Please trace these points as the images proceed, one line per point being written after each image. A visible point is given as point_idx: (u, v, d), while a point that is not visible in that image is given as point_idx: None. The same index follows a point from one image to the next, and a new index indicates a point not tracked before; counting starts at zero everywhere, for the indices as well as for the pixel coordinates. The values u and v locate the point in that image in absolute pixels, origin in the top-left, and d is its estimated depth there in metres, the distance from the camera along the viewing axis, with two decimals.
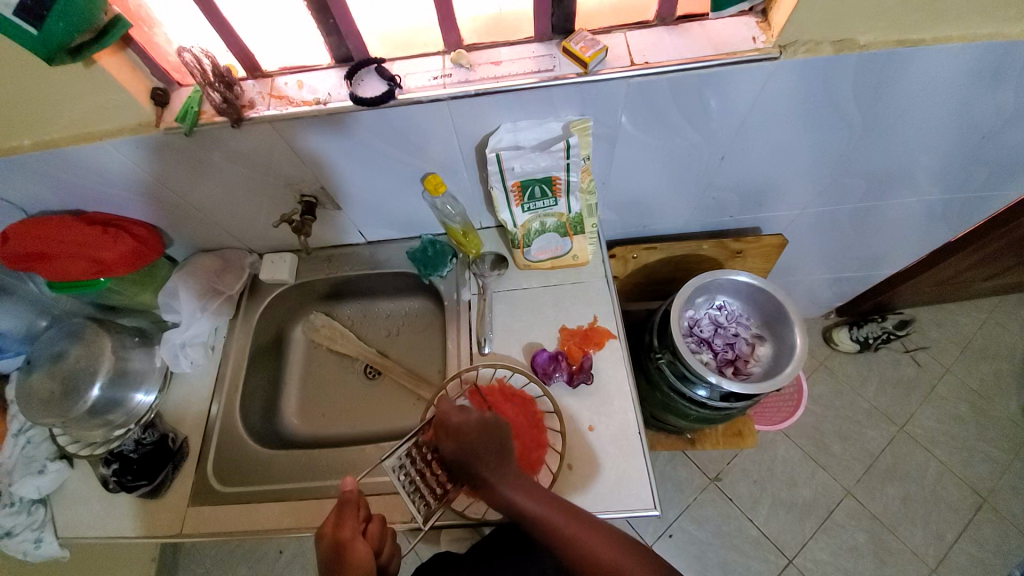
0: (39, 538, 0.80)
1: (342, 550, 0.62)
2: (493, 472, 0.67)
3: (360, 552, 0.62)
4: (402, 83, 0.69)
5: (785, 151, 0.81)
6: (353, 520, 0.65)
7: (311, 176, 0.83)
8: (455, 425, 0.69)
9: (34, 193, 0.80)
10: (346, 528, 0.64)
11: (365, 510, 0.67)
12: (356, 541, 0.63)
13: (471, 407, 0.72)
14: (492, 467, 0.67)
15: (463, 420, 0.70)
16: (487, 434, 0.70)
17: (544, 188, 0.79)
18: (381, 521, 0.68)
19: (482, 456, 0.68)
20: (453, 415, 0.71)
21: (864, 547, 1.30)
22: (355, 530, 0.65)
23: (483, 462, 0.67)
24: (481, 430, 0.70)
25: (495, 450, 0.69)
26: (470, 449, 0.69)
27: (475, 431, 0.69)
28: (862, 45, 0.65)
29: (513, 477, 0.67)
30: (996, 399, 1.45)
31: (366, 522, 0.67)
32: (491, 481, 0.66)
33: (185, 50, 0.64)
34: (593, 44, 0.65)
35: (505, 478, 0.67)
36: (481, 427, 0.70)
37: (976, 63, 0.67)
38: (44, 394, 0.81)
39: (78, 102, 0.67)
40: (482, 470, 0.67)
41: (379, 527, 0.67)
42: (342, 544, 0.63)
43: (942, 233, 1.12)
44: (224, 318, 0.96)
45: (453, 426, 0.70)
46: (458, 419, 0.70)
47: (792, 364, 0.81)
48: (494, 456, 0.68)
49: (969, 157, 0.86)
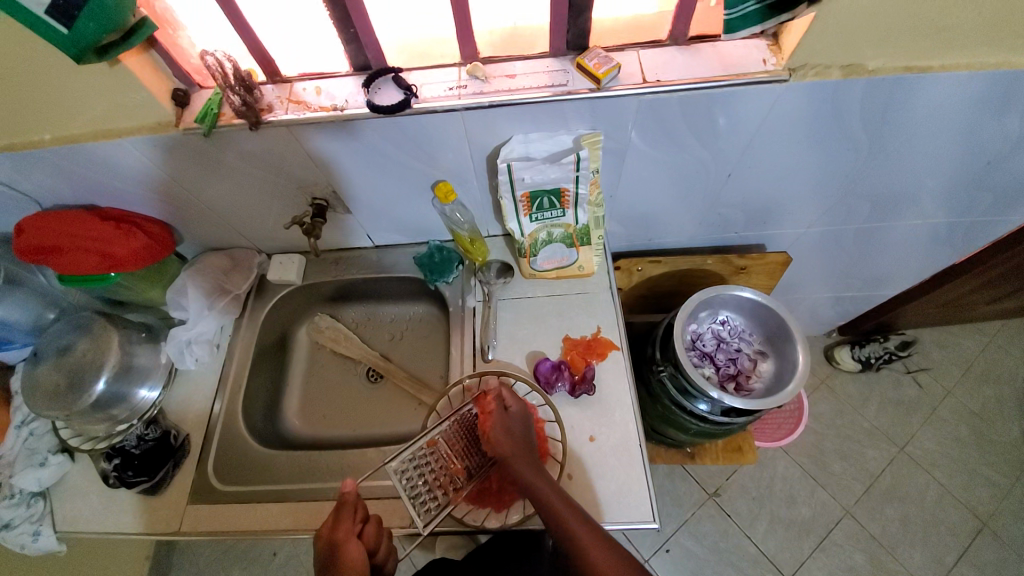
0: (37, 531, 0.81)
1: (336, 552, 0.63)
2: (525, 461, 0.71)
3: (352, 553, 0.62)
4: (418, 93, 0.70)
5: (792, 170, 0.82)
6: (350, 521, 0.66)
7: (324, 180, 0.84)
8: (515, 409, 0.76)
9: (49, 187, 0.81)
10: (341, 529, 0.65)
11: (363, 511, 0.68)
12: (349, 543, 0.63)
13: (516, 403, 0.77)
14: (524, 458, 0.71)
15: (510, 412, 0.76)
16: (526, 431, 0.75)
17: (552, 200, 0.80)
18: (377, 523, 0.68)
19: (518, 446, 0.73)
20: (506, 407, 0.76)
21: (861, 568, 1.29)
22: (350, 530, 0.65)
23: (516, 451, 0.72)
24: (524, 425, 0.76)
25: (530, 445, 0.74)
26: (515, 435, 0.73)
27: (517, 422, 0.75)
28: (870, 70, 0.66)
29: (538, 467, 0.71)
30: (996, 423, 1.45)
31: (363, 522, 0.67)
32: (519, 465, 0.70)
33: (207, 53, 0.66)
34: (606, 61, 0.66)
35: (533, 467, 0.70)
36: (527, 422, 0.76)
37: (982, 90, 0.69)
38: (48, 386, 0.82)
39: (99, 100, 0.69)
40: (516, 456, 0.71)
41: (375, 528, 0.67)
42: (337, 545, 0.63)
43: (945, 256, 1.12)
44: (231, 316, 0.98)
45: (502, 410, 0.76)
46: (506, 410, 0.76)
47: (794, 382, 0.82)
48: (527, 449, 0.73)
49: (973, 182, 0.87)
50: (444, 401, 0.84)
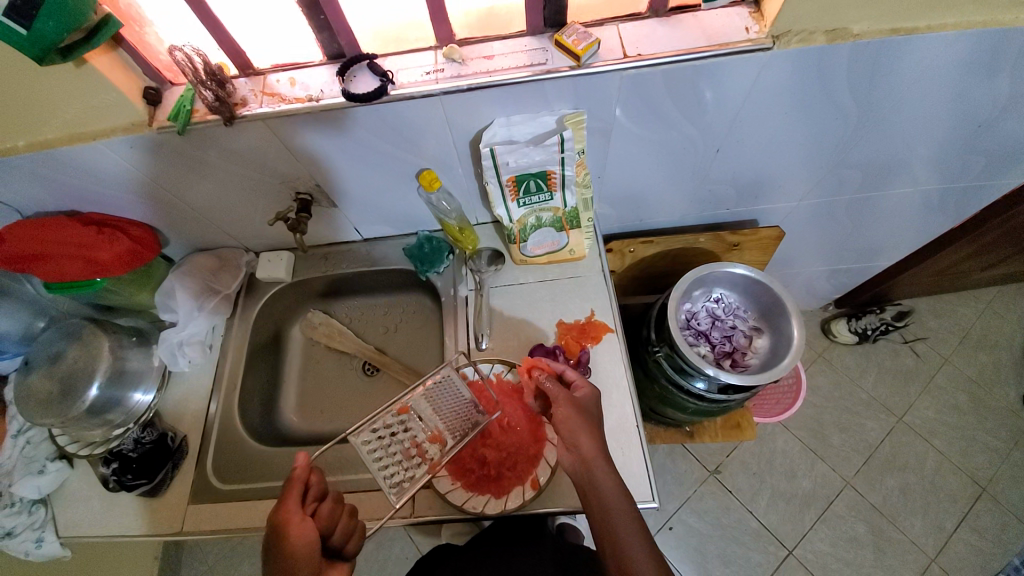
0: (40, 538, 0.81)
1: (280, 531, 0.58)
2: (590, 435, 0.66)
3: (296, 535, 0.58)
4: (395, 79, 0.69)
5: (781, 142, 0.81)
6: (298, 498, 0.60)
7: (306, 174, 0.83)
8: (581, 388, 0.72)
9: (27, 194, 0.80)
10: (285, 508, 0.59)
11: (316, 489, 0.62)
12: (292, 525, 0.58)
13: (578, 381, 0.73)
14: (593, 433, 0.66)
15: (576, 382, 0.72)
16: (591, 404, 0.70)
17: (539, 183, 0.79)
18: (334, 502, 0.63)
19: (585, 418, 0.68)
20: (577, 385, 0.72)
21: (863, 537, 1.30)
22: (296, 509, 0.59)
23: (582, 421, 0.67)
24: (591, 401, 0.70)
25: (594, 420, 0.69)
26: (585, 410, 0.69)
27: (585, 393, 0.71)
28: (856, 34, 0.64)
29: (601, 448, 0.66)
30: (995, 389, 1.45)
31: (316, 501, 0.62)
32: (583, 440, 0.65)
33: (176, 49, 0.64)
34: (585, 37, 0.65)
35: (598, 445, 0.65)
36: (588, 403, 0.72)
37: (972, 50, 0.67)
38: (41, 395, 0.81)
39: (70, 102, 0.67)
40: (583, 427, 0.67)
41: (331, 507, 0.62)
42: (280, 526, 0.58)
43: (939, 223, 1.11)
44: (222, 316, 0.96)
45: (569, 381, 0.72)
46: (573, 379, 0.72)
47: (789, 356, 0.81)
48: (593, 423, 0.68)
49: (963, 147, 0.86)
50: None
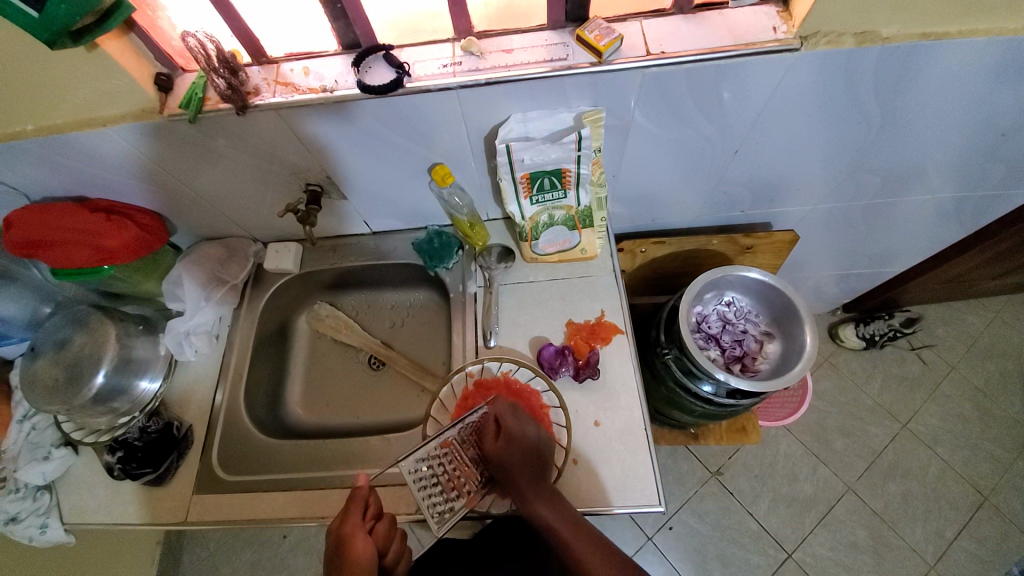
0: (45, 523, 0.81)
1: (343, 546, 0.62)
2: (529, 488, 0.66)
3: (359, 547, 0.61)
4: (410, 71, 0.67)
5: (800, 145, 0.79)
6: (359, 516, 0.65)
7: (317, 165, 0.82)
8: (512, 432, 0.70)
9: (36, 178, 0.79)
10: (349, 523, 0.64)
11: (374, 509, 0.67)
12: (356, 538, 0.62)
13: (514, 422, 0.71)
14: (532, 484, 0.67)
15: (517, 429, 0.71)
16: (532, 450, 0.70)
17: (554, 180, 0.77)
18: (389, 522, 0.67)
19: (526, 469, 0.68)
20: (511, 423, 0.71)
21: (863, 542, 1.30)
22: (359, 525, 0.64)
23: (523, 476, 0.67)
24: (531, 448, 0.70)
25: (537, 464, 0.69)
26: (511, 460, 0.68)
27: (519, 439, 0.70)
28: (886, 37, 0.63)
29: (550, 493, 0.67)
30: (1001, 399, 1.44)
31: (374, 519, 0.66)
32: (528, 495, 0.66)
33: (188, 35, 0.63)
34: (608, 33, 0.63)
35: (544, 498, 0.66)
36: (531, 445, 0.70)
37: (1002, 58, 0.65)
38: (47, 381, 0.81)
39: (80, 87, 0.66)
40: (525, 483, 0.67)
41: (387, 527, 0.66)
42: (344, 539, 0.62)
43: (954, 231, 1.10)
44: (228, 306, 0.96)
45: (506, 430, 0.71)
46: (513, 426, 0.71)
47: (801, 363, 0.80)
48: (538, 472, 0.68)
49: (986, 155, 0.84)
50: (436, 404, 0.81)
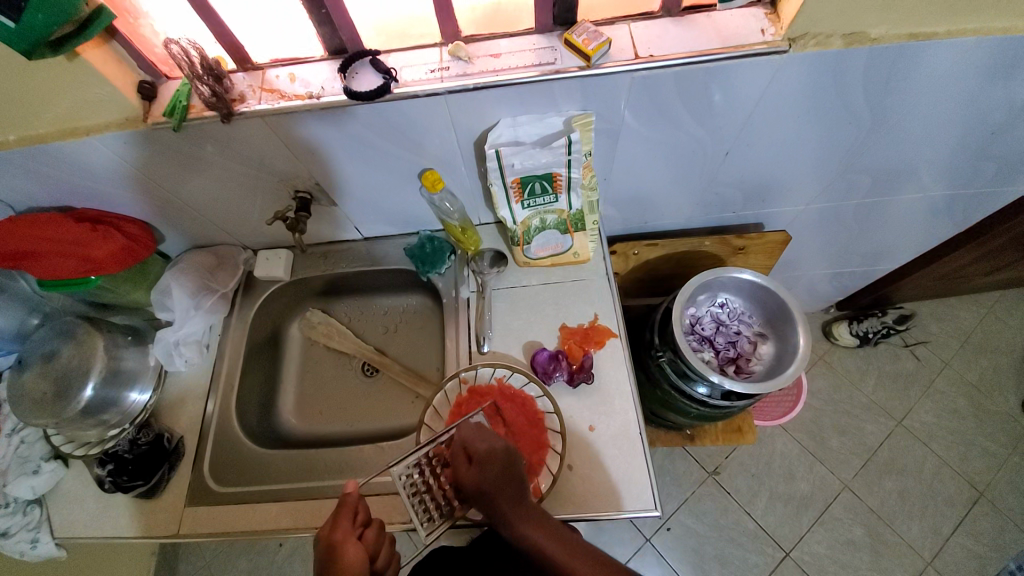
0: (35, 539, 0.79)
1: (333, 553, 0.61)
2: (510, 507, 0.64)
3: (351, 553, 0.61)
4: (398, 76, 0.67)
5: (791, 146, 0.79)
6: (349, 522, 0.64)
7: (306, 172, 0.81)
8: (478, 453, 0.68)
9: (20, 189, 0.78)
10: (339, 530, 0.63)
11: (363, 515, 0.66)
12: (347, 545, 0.62)
13: (479, 441, 0.69)
14: (511, 504, 0.64)
15: (487, 452, 0.68)
16: (506, 470, 0.67)
17: (545, 185, 0.77)
18: (379, 528, 0.66)
19: (503, 491, 0.65)
20: (478, 440, 0.70)
21: (860, 540, 1.30)
22: (349, 531, 0.64)
23: (503, 498, 0.64)
24: (502, 464, 0.67)
25: (514, 484, 0.66)
26: (484, 486, 0.65)
27: (492, 457, 0.67)
28: (874, 38, 0.63)
29: (533, 513, 0.64)
30: (994, 393, 1.45)
31: (363, 526, 0.66)
32: (510, 517, 0.63)
33: (171, 42, 0.62)
34: (596, 36, 0.63)
35: (527, 518, 0.63)
36: (502, 468, 0.67)
37: (989, 57, 0.65)
38: (36, 394, 0.80)
39: (62, 97, 0.65)
40: (504, 504, 0.64)
41: (376, 533, 0.66)
42: (335, 546, 0.62)
43: (945, 228, 1.10)
44: (219, 315, 0.95)
45: (476, 455, 0.68)
46: (483, 449, 0.69)
47: (794, 365, 0.80)
48: (517, 492, 0.66)
49: (976, 153, 0.84)
50: (430, 411, 0.81)
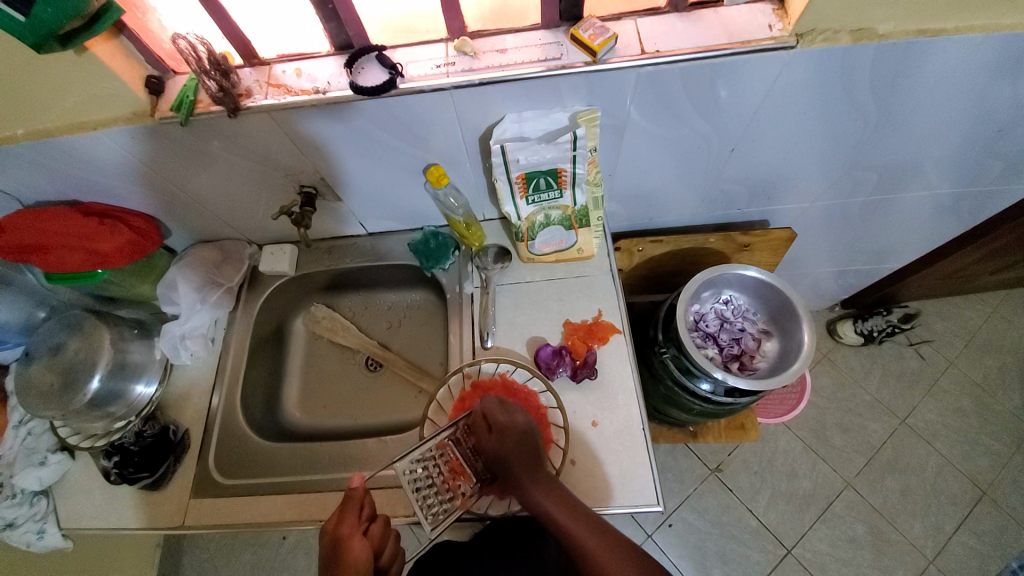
0: (42, 529, 0.80)
1: (339, 548, 0.62)
2: (527, 474, 0.67)
3: (357, 549, 0.62)
4: (404, 72, 0.67)
5: (797, 143, 0.79)
6: (355, 517, 0.65)
7: (312, 167, 0.81)
8: (499, 423, 0.70)
9: (28, 182, 0.78)
10: (345, 526, 0.64)
11: (369, 509, 0.67)
12: (353, 540, 0.62)
13: (502, 415, 0.71)
14: (528, 471, 0.67)
15: (506, 424, 0.70)
16: (525, 441, 0.70)
17: (550, 180, 0.77)
18: (384, 523, 0.66)
19: (521, 460, 0.68)
20: (498, 414, 0.71)
21: (862, 538, 1.30)
22: (355, 527, 0.64)
23: (521, 466, 0.67)
24: (523, 435, 0.70)
25: (533, 453, 0.69)
26: (504, 455, 0.68)
27: (514, 429, 0.70)
28: (881, 34, 0.62)
29: (550, 483, 0.67)
30: (998, 393, 1.45)
31: (369, 521, 0.66)
32: (526, 484, 0.66)
33: (179, 37, 0.62)
34: (602, 31, 0.63)
35: (544, 487, 0.66)
36: (521, 437, 0.70)
37: (998, 54, 0.65)
38: (43, 385, 0.80)
39: (70, 91, 0.65)
40: (522, 472, 0.67)
41: (382, 528, 0.66)
42: (341, 541, 0.62)
43: (951, 227, 1.10)
44: (224, 309, 0.95)
45: (496, 424, 0.70)
46: (502, 421, 0.70)
47: (799, 361, 0.80)
48: (533, 461, 0.68)
49: (983, 151, 0.84)
50: (433, 406, 0.81)
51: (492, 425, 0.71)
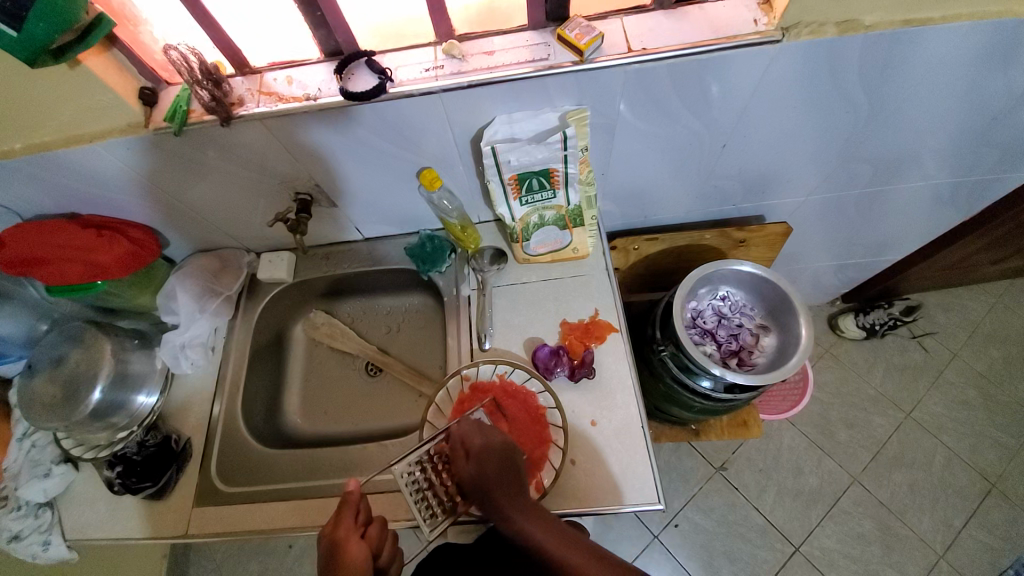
0: (47, 541, 0.81)
1: (336, 550, 0.62)
2: (506, 501, 0.63)
3: (354, 550, 0.62)
4: (393, 76, 0.67)
5: (788, 136, 0.79)
6: (352, 519, 0.65)
7: (306, 174, 0.82)
8: (476, 447, 0.68)
9: (27, 196, 0.79)
10: (342, 527, 0.64)
11: (366, 513, 0.67)
12: (351, 542, 0.62)
13: (478, 438, 0.69)
14: (507, 496, 0.63)
15: (483, 446, 0.68)
16: (504, 464, 0.67)
17: (542, 181, 0.77)
18: (382, 525, 0.67)
19: (500, 482, 0.65)
20: (475, 437, 0.69)
21: (870, 534, 1.29)
22: (352, 528, 0.64)
23: (499, 491, 0.64)
24: (501, 457, 0.67)
25: (512, 477, 0.66)
26: (481, 480, 0.65)
27: (492, 449, 0.68)
28: (868, 25, 0.62)
29: (531, 507, 0.63)
30: (1004, 384, 1.43)
31: (366, 524, 0.66)
32: (506, 511, 0.62)
33: (170, 48, 0.63)
34: (589, 31, 0.63)
35: (523, 508, 0.63)
36: (500, 460, 0.67)
37: (986, 41, 0.65)
38: (45, 398, 0.81)
39: (66, 104, 0.66)
40: (500, 495, 0.63)
41: (379, 530, 0.66)
42: (338, 543, 0.63)
43: (949, 217, 1.09)
44: (224, 317, 0.96)
45: (474, 449, 0.68)
46: (479, 444, 0.68)
47: (797, 355, 0.80)
48: (512, 484, 0.65)
49: (977, 140, 0.84)
50: (432, 408, 0.82)
51: (469, 448, 0.68)
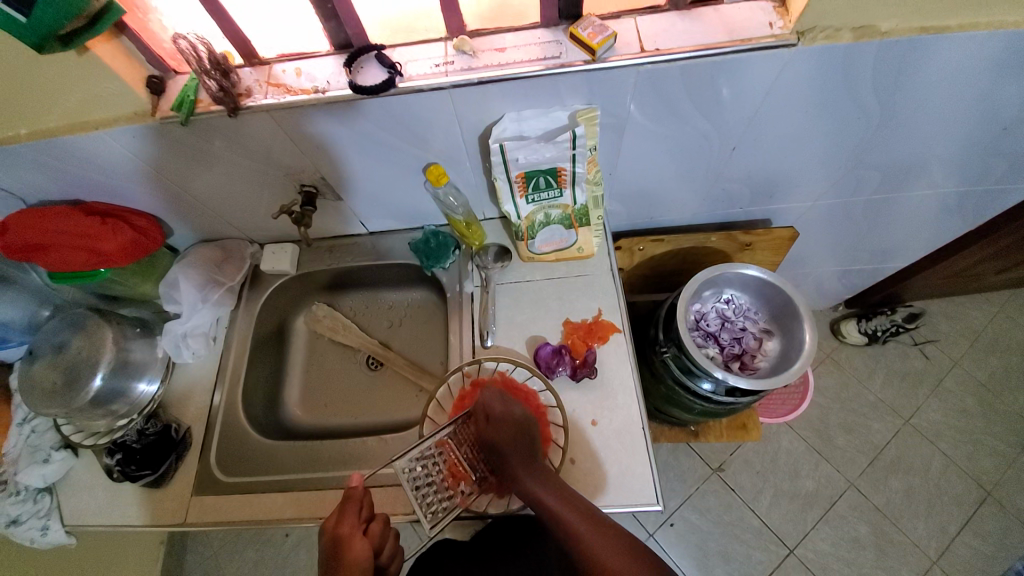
0: (46, 525, 0.81)
1: (340, 546, 0.62)
2: (523, 466, 0.67)
3: (357, 548, 0.62)
4: (403, 71, 0.67)
5: (799, 140, 0.78)
6: (355, 516, 0.65)
7: (312, 166, 0.81)
8: (495, 414, 0.72)
9: (32, 182, 0.78)
10: (345, 524, 0.64)
11: (368, 509, 0.67)
12: (354, 539, 0.62)
13: (499, 406, 0.73)
14: (523, 460, 0.68)
15: (503, 413, 0.72)
16: (522, 432, 0.71)
17: (549, 179, 0.77)
18: (383, 522, 0.67)
19: (517, 450, 0.69)
20: (496, 406, 0.73)
21: (865, 539, 1.30)
22: (355, 525, 0.64)
23: (516, 457, 0.68)
24: (519, 425, 0.71)
25: (528, 443, 0.70)
26: (499, 443, 0.70)
27: (513, 420, 0.71)
28: (883, 31, 0.62)
29: (545, 473, 0.67)
30: (1004, 393, 1.43)
31: (368, 521, 0.66)
32: (520, 474, 0.67)
33: (179, 37, 0.62)
34: (602, 30, 0.63)
35: (537, 475, 0.66)
36: (517, 426, 0.71)
37: (1002, 51, 0.64)
38: (45, 384, 0.81)
39: (73, 91, 0.66)
40: (516, 461, 0.68)
41: (381, 527, 0.66)
42: (341, 540, 0.62)
43: (956, 226, 1.09)
44: (226, 307, 0.96)
45: (493, 415, 0.72)
46: (499, 411, 0.72)
47: (801, 360, 0.80)
48: (529, 453, 0.69)
49: (988, 149, 0.83)
50: (433, 404, 0.82)
51: (488, 415, 0.72)
